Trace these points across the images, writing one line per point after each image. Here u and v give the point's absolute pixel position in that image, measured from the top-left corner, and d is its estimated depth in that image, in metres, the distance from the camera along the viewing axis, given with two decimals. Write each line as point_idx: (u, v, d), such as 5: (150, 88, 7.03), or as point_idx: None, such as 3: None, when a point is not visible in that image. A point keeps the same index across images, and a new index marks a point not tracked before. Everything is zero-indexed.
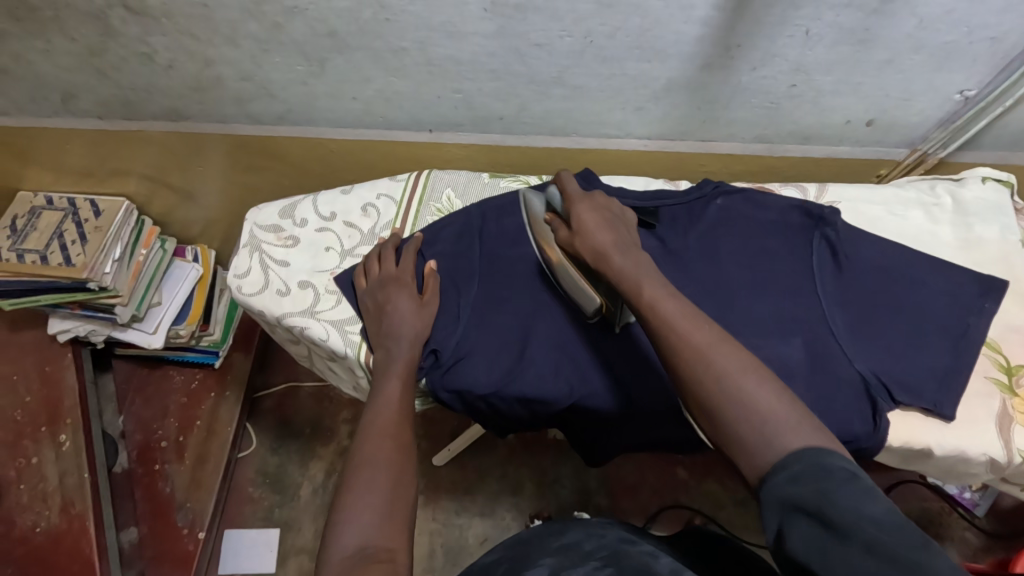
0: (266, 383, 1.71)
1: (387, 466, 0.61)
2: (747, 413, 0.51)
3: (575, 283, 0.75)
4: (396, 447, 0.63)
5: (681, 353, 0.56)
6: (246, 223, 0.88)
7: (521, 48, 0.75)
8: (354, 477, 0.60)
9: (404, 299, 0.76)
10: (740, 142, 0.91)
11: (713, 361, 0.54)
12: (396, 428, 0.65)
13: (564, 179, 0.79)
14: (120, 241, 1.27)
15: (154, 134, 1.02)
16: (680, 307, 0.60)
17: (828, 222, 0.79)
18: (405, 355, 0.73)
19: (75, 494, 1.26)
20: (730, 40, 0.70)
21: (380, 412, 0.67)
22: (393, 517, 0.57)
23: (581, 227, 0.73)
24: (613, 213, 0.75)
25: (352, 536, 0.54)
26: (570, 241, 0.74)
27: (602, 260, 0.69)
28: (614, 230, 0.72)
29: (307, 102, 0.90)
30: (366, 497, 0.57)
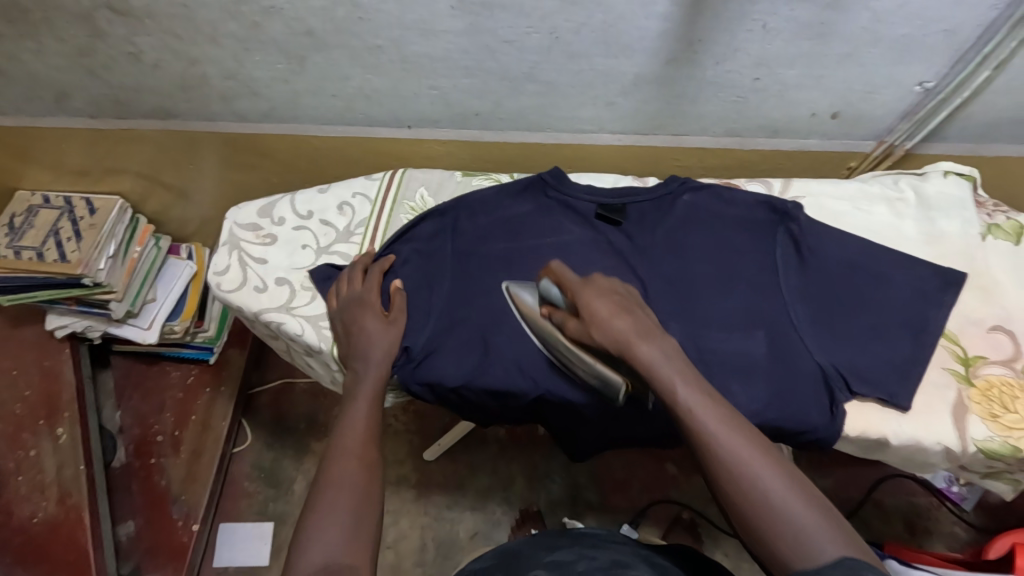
0: (261, 379, 1.74)
1: (352, 487, 0.64)
2: (785, 522, 0.52)
3: (594, 365, 0.71)
4: (362, 466, 0.67)
5: (726, 477, 0.55)
6: (227, 222, 0.92)
7: (491, 45, 0.77)
8: (320, 497, 0.63)
9: (370, 320, 0.78)
10: (713, 136, 0.92)
11: (761, 482, 0.54)
12: (362, 447, 0.68)
13: (558, 270, 0.74)
14: (114, 239, 1.30)
15: (145, 132, 1.05)
16: (720, 413, 0.57)
17: (792, 217, 0.81)
18: (371, 377, 0.75)
19: (71, 485, 1.30)
20: (692, 35, 0.73)
21: (347, 436, 0.69)
22: (357, 535, 0.61)
23: (593, 315, 0.66)
24: (623, 296, 0.69)
25: (317, 555, 0.59)
26: (583, 331, 0.68)
27: (627, 356, 0.64)
28: (631, 317, 0.66)
29: (290, 100, 0.93)
30: (334, 515, 0.62)
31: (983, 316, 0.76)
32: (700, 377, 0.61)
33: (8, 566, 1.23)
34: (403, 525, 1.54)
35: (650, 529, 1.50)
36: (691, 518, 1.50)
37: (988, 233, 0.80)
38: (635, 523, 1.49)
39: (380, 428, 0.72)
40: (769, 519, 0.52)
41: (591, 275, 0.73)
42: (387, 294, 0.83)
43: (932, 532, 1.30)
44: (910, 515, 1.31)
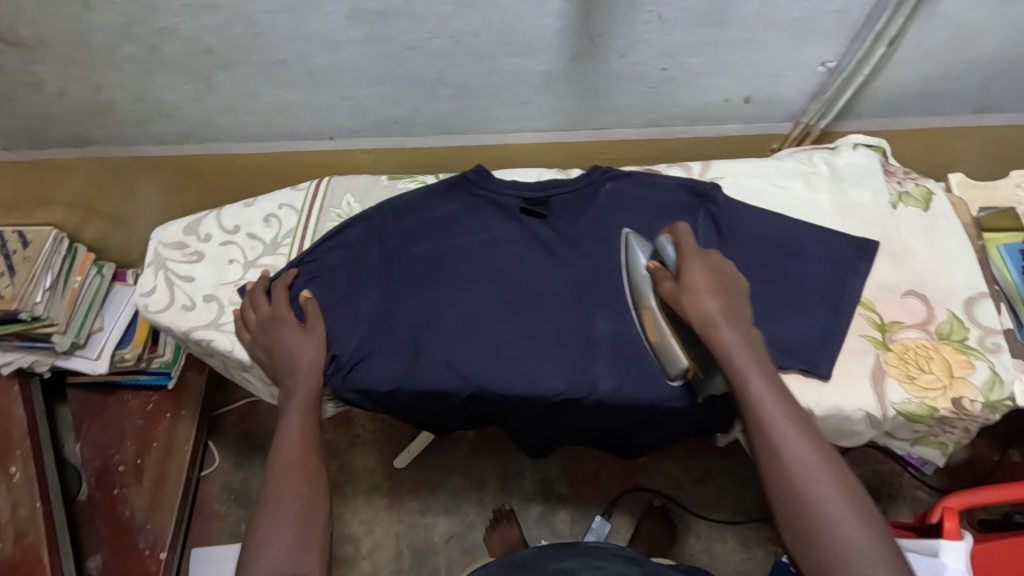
0: (226, 400, 1.72)
1: (294, 499, 0.65)
2: (829, 534, 0.55)
3: (667, 339, 0.74)
4: (303, 476, 0.68)
5: (776, 476, 0.60)
6: (152, 241, 0.90)
7: (394, 52, 0.77)
8: (262, 511, 0.65)
9: (288, 335, 0.78)
10: (633, 128, 0.93)
11: (815, 493, 0.57)
12: (300, 459, 0.69)
13: (680, 231, 0.76)
14: (51, 270, 1.29)
15: (65, 160, 1.03)
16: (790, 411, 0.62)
17: (711, 198, 0.83)
18: (302, 389, 0.75)
19: (28, 525, 1.29)
20: (590, 30, 0.73)
21: (287, 449, 0.70)
22: (301, 544, 0.62)
23: (692, 284, 0.71)
24: (728, 277, 0.72)
25: (262, 567, 0.60)
26: (674, 294, 0.72)
27: (709, 334, 0.68)
28: (725, 298, 0.70)
29: (206, 119, 0.92)
30: (277, 526, 0.63)
31: (895, 283, 0.78)
32: (776, 375, 0.65)
33: None
34: (378, 535, 1.53)
35: (623, 518, 1.51)
36: (663, 504, 1.50)
37: (897, 204, 0.82)
38: (607, 513, 1.50)
39: (319, 435, 0.73)
40: (814, 526, 0.56)
41: (709, 250, 0.75)
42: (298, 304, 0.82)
43: (897, 497, 1.31)
44: (876, 483, 1.32)
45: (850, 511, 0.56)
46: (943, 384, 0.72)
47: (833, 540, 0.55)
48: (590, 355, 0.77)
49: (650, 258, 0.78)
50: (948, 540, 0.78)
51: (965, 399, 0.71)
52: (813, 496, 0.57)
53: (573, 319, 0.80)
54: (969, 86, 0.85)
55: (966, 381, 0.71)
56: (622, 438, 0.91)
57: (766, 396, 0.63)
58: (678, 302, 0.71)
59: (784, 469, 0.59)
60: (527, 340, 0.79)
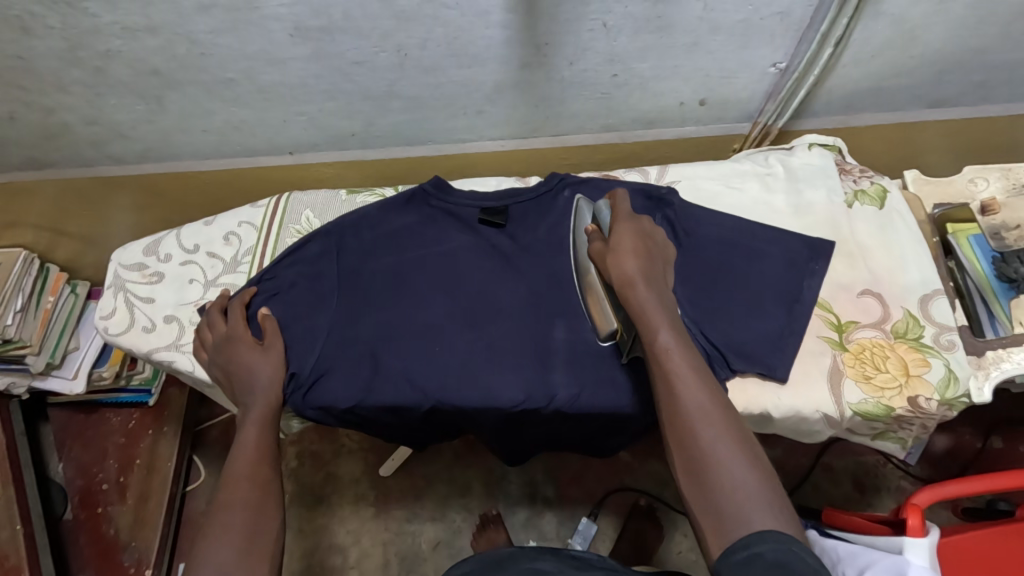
0: (209, 413, 1.71)
1: (245, 507, 0.65)
2: (722, 482, 0.55)
3: (600, 300, 0.76)
4: (254, 487, 0.67)
5: (679, 428, 0.59)
6: (112, 263, 0.90)
7: (342, 67, 0.76)
8: (211, 524, 0.64)
9: (246, 352, 0.78)
10: (592, 132, 0.93)
11: (711, 443, 0.57)
12: (252, 469, 0.69)
13: (617, 197, 0.77)
14: (22, 291, 1.27)
15: (26, 184, 1.03)
16: (694, 363, 0.62)
17: (667, 203, 0.82)
18: (259, 403, 0.75)
19: (9, 547, 1.32)
20: (537, 39, 0.73)
21: (240, 461, 0.70)
22: (251, 554, 0.62)
23: (617, 243, 0.71)
24: (655, 242, 0.73)
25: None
26: (601, 253, 0.72)
27: (626, 293, 0.68)
28: (645, 260, 0.70)
29: (162, 139, 0.91)
30: (226, 536, 0.62)
31: (852, 282, 0.78)
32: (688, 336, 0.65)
33: None
34: (365, 544, 1.53)
35: (609, 518, 1.51)
36: (649, 504, 1.50)
37: (853, 202, 0.82)
38: (594, 514, 1.50)
39: (274, 447, 0.73)
40: (710, 475, 0.56)
41: (644, 217, 0.76)
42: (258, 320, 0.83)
43: (882, 489, 1.30)
44: (859, 475, 1.31)
45: (745, 460, 0.56)
46: (899, 383, 0.71)
47: (726, 486, 0.54)
48: (550, 363, 0.77)
49: (591, 223, 0.80)
50: (912, 536, 0.76)
51: (921, 397, 0.71)
52: (707, 444, 0.57)
53: (530, 327, 0.80)
54: (922, 81, 0.85)
55: (922, 380, 0.71)
56: (589, 442, 0.92)
57: (674, 352, 0.63)
58: (603, 260, 0.72)
59: (683, 420, 0.59)
60: (484, 350, 0.79)
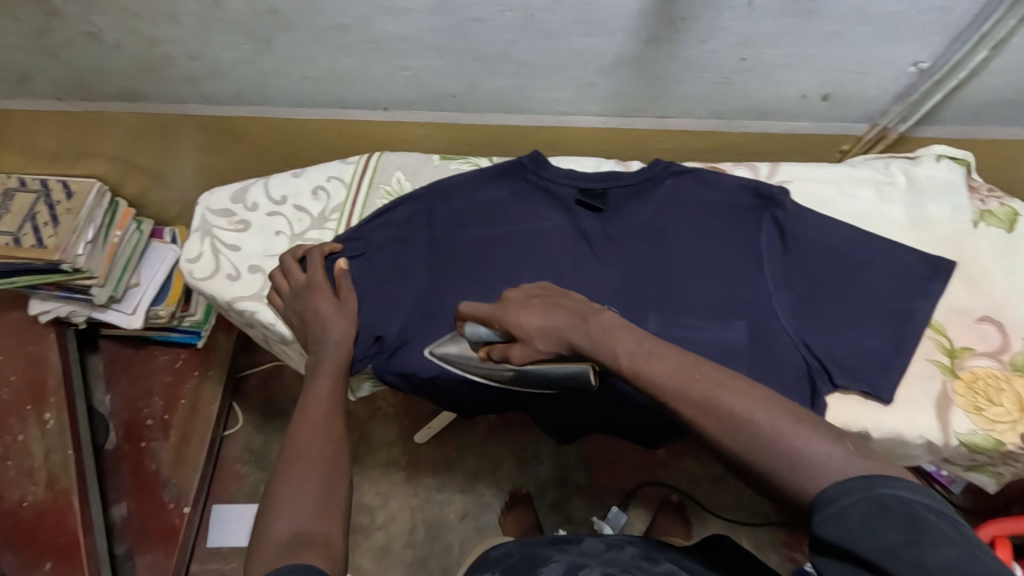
0: (251, 362, 1.76)
1: (320, 457, 0.64)
2: (771, 453, 0.46)
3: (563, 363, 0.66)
4: (328, 439, 0.66)
5: (699, 422, 0.50)
6: (199, 208, 0.89)
7: (463, 24, 0.74)
8: (285, 471, 0.63)
9: (323, 303, 0.77)
10: (698, 118, 0.89)
11: (731, 420, 0.49)
12: (326, 420, 0.68)
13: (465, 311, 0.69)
14: (93, 223, 1.28)
15: (113, 114, 1.03)
16: (665, 363, 0.54)
17: (777, 203, 0.78)
18: (332, 355, 0.74)
19: (59, 470, 1.35)
20: (673, 12, 0.69)
21: (314, 410, 0.69)
22: (327, 506, 0.61)
23: (525, 332, 0.63)
24: (542, 294, 0.66)
25: (285, 525, 0.58)
26: (527, 350, 0.64)
27: (569, 340, 0.61)
28: (559, 309, 0.63)
29: (259, 82, 0.89)
30: (302, 486, 0.61)
31: (968, 307, 0.74)
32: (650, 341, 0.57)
33: None
34: (394, 507, 1.54)
35: (638, 511, 1.51)
36: (680, 501, 1.49)
37: (979, 221, 0.78)
38: (624, 505, 1.49)
39: (344, 402, 0.72)
40: (755, 450, 0.47)
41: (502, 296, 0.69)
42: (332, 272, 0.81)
43: None
44: None
45: (776, 417, 0.48)
46: (1013, 419, 0.68)
47: (782, 451, 0.46)
48: None
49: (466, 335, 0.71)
50: None
51: None
52: (738, 426, 0.48)
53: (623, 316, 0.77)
54: None
55: None
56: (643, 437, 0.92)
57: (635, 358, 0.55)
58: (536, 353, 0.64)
59: (703, 414, 0.50)
60: None
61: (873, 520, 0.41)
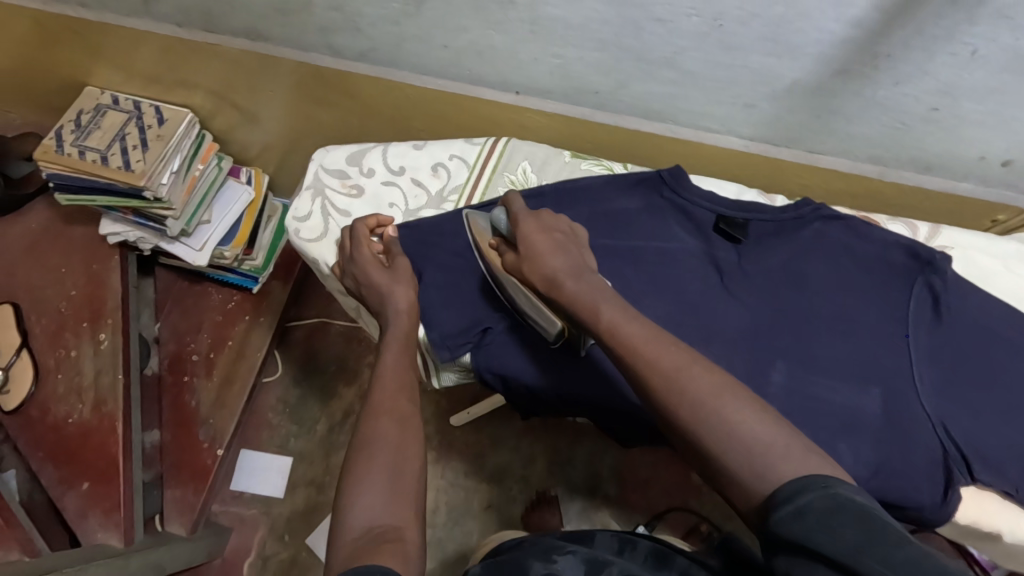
0: (298, 314, 1.75)
1: (388, 443, 0.61)
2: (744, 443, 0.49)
3: (534, 307, 0.73)
4: (397, 423, 0.63)
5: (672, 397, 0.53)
6: (313, 163, 0.88)
7: (640, 21, 0.68)
8: (354, 459, 0.60)
9: (375, 270, 0.76)
10: (852, 160, 0.83)
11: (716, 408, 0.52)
12: (389, 402, 0.64)
13: (510, 199, 0.76)
14: (180, 153, 1.25)
15: (228, 50, 1.00)
16: (641, 329, 0.59)
17: (937, 269, 0.73)
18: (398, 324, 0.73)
19: (107, 393, 1.35)
20: (878, 48, 0.63)
21: (381, 393, 0.65)
22: (400, 495, 0.58)
23: (532, 249, 0.70)
24: (566, 232, 0.72)
25: (358, 518, 0.56)
26: (518, 264, 0.71)
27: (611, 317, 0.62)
28: (564, 254, 0.69)
29: (394, 43, 0.85)
30: (374, 477, 0.58)
31: None
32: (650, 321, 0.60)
33: (40, 460, 1.30)
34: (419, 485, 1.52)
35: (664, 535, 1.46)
36: (708, 532, 1.45)
37: None
38: (650, 526, 1.45)
39: (412, 376, 0.68)
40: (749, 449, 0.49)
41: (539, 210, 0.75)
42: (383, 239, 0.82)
43: None
44: None
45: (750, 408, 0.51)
46: None
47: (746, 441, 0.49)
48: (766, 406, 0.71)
49: (492, 232, 0.78)
50: None
51: None
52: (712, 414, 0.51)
53: (749, 363, 0.73)
54: None
55: None
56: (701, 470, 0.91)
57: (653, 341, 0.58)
58: (522, 269, 0.70)
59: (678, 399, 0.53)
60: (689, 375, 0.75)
61: (832, 519, 0.42)
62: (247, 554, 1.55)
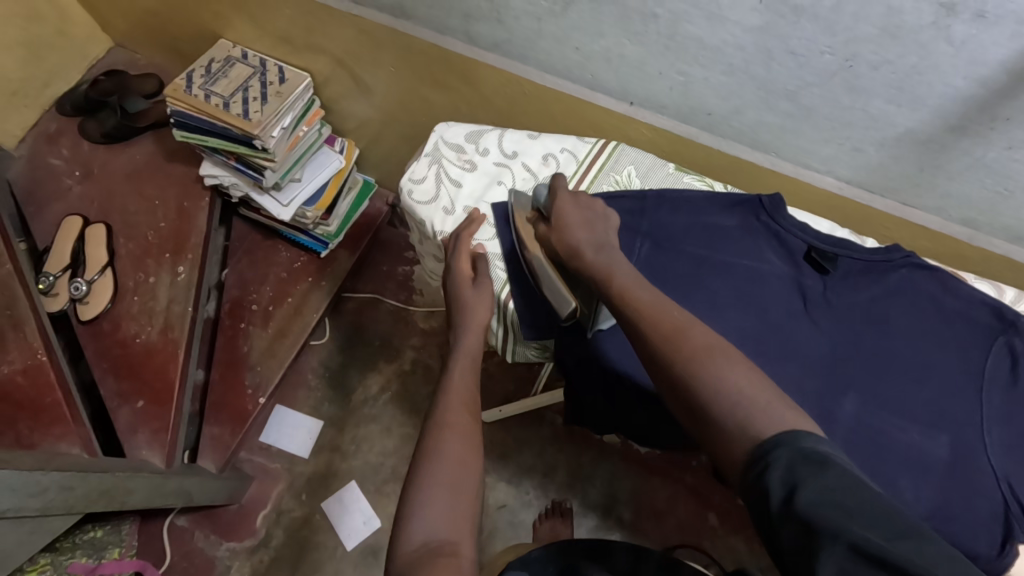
0: (354, 286, 1.79)
1: (450, 460, 0.65)
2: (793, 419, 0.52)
3: (555, 287, 0.84)
4: (462, 441, 0.67)
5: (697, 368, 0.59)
6: (434, 134, 0.96)
7: (773, 51, 0.73)
8: (416, 472, 0.65)
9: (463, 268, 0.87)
10: (944, 219, 0.87)
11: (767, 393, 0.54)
12: (454, 418, 0.70)
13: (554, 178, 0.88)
14: (292, 112, 1.33)
15: (368, 23, 1.09)
16: None
17: (1018, 331, 0.76)
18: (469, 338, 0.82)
19: (176, 321, 1.42)
20: (999, 111, 0.67)
21: (446, 410, 0.70)
22: (457, 512, 0.61)
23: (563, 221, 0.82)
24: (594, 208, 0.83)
25: (418, 530, 0.59)
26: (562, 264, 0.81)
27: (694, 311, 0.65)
28: (590, 230, 0.80)
29: (530, 39, 0.92)
30: (433, 494, 0.62)
31: None
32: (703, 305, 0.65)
33: (103, 371, 1.37)
34: None
35: None
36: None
37: None
38: None
39: (474, 393, 0.75)
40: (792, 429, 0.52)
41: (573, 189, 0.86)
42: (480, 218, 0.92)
43: None
44: None
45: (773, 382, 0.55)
46: None
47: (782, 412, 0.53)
48: (832, 433, 0.73)
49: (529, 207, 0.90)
50: None
51: None
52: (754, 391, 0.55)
53: (819, 387, 0.76)
54: None
55: None
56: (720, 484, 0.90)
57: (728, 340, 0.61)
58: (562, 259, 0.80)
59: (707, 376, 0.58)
60: None
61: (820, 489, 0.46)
62: (262, 506, 1.53)
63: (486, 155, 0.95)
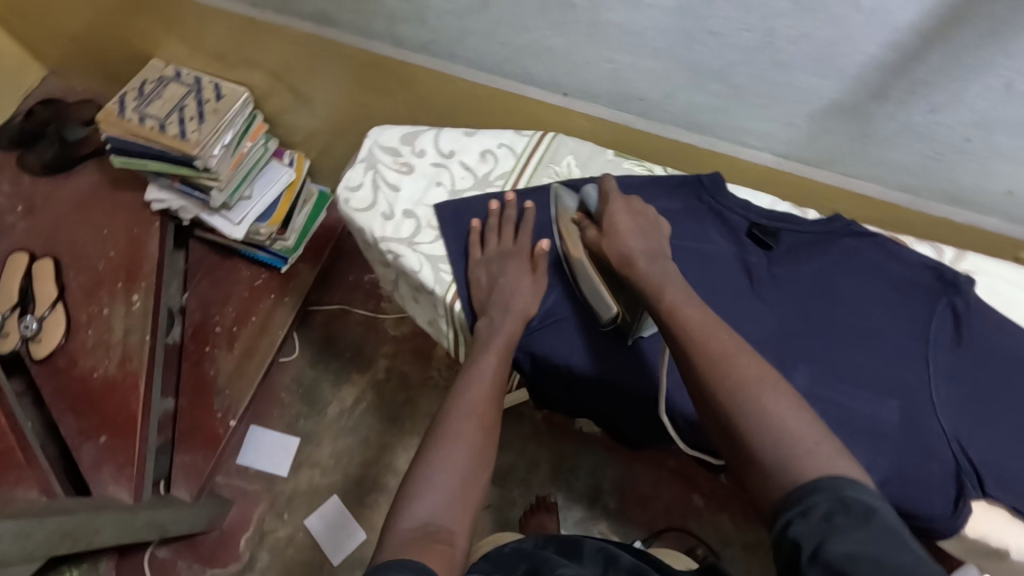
0: (320, 299, 1.76)
1: (465, 441, 0.66)
2: None
3: (598, 289, 0.79)
4: (480, 427, 0.69)
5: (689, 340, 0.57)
6: (368, 140, 0.95)
7: (693, 32, 0.72)
8: (426, 451, 0.66)
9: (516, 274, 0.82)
10: (882, 185, 0.87)
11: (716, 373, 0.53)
12: (483, 406, 0.70)
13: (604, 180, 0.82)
14: (233, 128, 1.30)
15: (296, 33, 1.07)
16: None
17: (960, 291, 0.76)
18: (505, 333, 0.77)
19: (135, 351, 1.39)
20: (918, 75, 0.67)
21: (471, 395, 0.70)
22: (454, 498, 0.62)
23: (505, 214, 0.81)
24: (644, 214, 0.78)
25: (421, 510, 0.60)
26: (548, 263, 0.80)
27: None
28: (643, 237, 0.75)
29: (456, 37, 0.90)
30: (433, 478, 0.63)
31: None
32: None
33: (62, 408, 1.34)
34: None
35: None
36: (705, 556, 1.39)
37: None
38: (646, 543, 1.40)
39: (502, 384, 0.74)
40: None
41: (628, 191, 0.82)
42: (421, 220, 0.90)
43: None
44: None
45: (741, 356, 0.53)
46: None
47: None
48: None
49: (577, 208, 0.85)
50: None
51: None
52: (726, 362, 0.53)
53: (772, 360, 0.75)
54: None
55: None
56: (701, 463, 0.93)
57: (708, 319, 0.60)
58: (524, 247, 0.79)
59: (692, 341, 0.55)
60: None
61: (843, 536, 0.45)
62: (245, 529, 1.51)
63: (421, 156, 0.93)
